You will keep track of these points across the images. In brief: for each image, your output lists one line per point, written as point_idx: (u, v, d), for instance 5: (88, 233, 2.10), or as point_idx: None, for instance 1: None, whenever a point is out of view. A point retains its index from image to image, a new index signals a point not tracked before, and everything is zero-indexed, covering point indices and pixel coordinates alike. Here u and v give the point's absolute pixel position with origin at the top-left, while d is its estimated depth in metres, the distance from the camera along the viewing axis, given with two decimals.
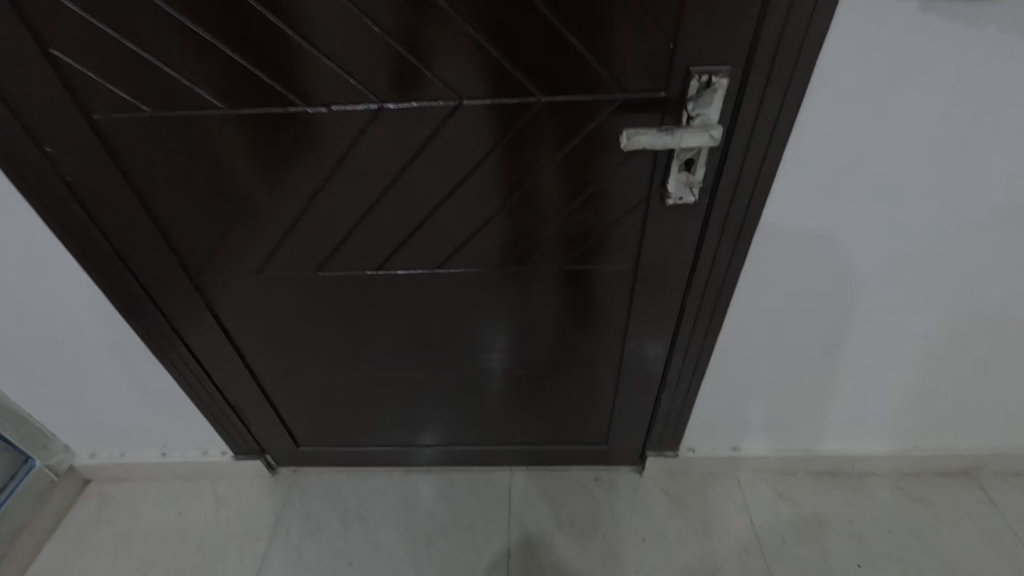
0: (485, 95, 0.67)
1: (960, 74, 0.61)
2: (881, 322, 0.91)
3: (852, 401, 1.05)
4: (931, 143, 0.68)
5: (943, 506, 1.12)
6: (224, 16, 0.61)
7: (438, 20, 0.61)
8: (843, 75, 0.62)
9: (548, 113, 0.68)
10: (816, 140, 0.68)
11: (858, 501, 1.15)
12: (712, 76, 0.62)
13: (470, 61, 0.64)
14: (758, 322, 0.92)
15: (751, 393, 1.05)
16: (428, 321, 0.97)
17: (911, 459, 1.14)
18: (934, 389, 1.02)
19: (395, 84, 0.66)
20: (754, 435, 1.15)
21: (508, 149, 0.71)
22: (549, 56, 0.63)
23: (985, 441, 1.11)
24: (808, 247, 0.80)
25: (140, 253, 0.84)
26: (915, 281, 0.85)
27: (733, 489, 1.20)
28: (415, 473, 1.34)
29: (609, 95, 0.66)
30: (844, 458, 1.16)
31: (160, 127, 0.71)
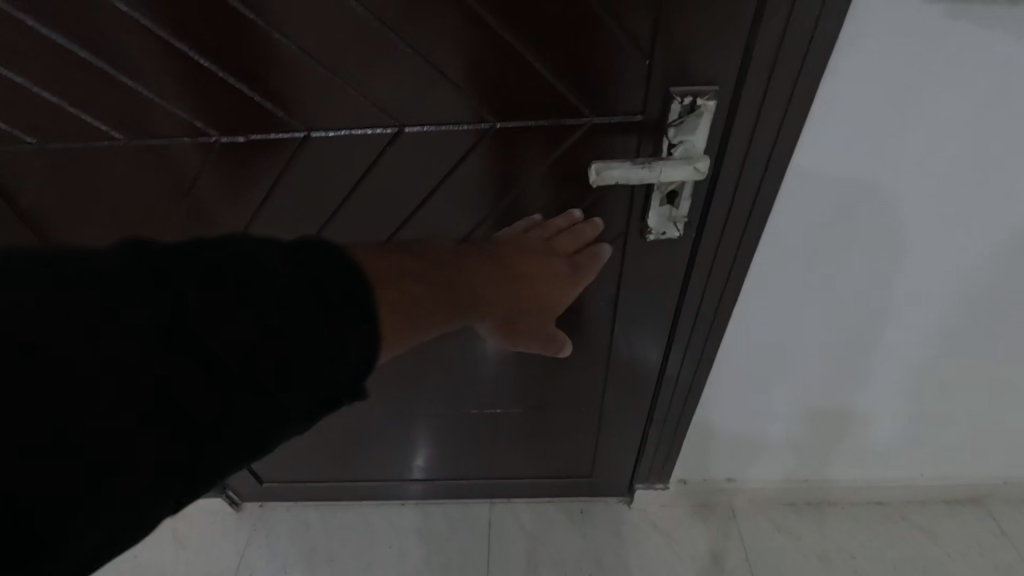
0: (433, 120, 0.58)
1: (991, 92, 0.52)
2: (888, 353, 0.83)
3: (854, 431, 0.97)
4: (951, 167, 0.59)
5: (950, 536, 1.05)
6: (112, 39, 0.52)
7: (370, 39, 0.52)
8: (851, 95, 0.53)
9: (503, 139, 0.60)
10: (819, 167, 0.59)
11: (859, 532, 1.08)
12: (696, 99, 0.53)
13: (411, 84, 0.56)
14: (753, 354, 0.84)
15: (746, 424, 0.98)
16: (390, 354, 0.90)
17: (915, 487, 1.07)
18: (942, 418, 0.94)
19: (322, 111, 0.58)
20: (748, 465, 1.07)
21: (462, 174, 0.63)
22: (508, 76, 0.55)
23: (996, 468, 1.03)
24: (809, 277, 0.72)
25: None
26: (926, 310, 0.77)
27: (726, 520, 1.13)
28: (390, 506, 1.26)
29: (574, 118, 0.57)
30: (844, 486, 1.09)
31: (55, 161, 0.62)
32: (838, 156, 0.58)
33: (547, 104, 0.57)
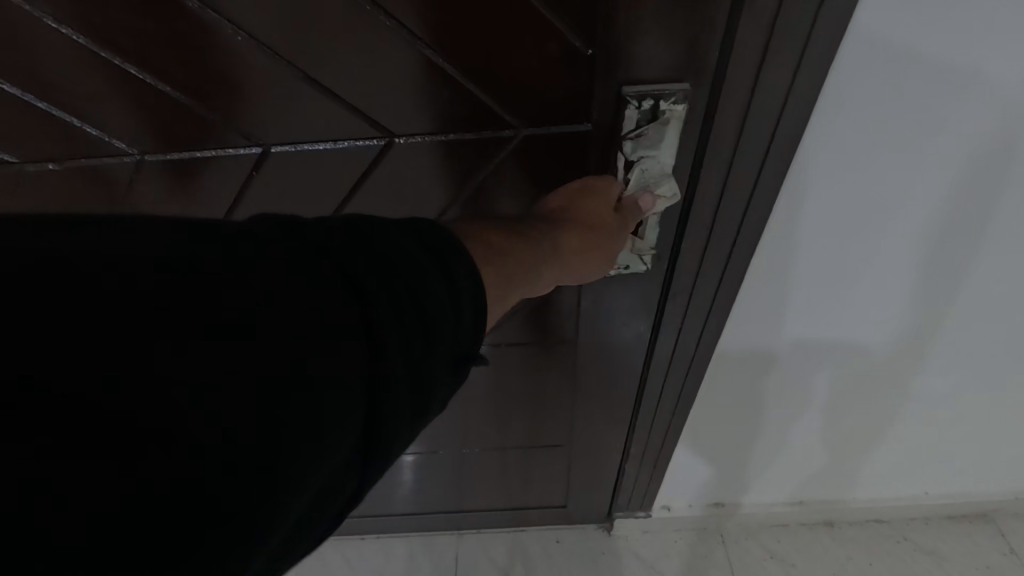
0: (325, 135, 0.47)
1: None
2: (896, 375, 0.73)
3: (852, 453, 0.88)
4: (979, 182, 0.49)
5: (956, 558, 0.97)
6: None
7: (213, 41, 0.42)
8: (857, 105, 0.42)
9: (411, 156, 0.49)
10: (820, 188, 0.48)
11: (858, 557, 0.99)
12: (660, 101, 0.42)
13: (283, 96, 0.45)
14: (740, 383, 0.74)
15: (734, 451, 0.88)
16: None
17: (918, 506, 0.98)
18: (952, 439, 0.85)
19: (161, 133, 0.48)
20: (739, 490, 0.97)
21: (366, 199, 0.52)
22: (412, 80, 0.44)
23: (1005, 484, 0.95)
24: (805, 309, 0.62)
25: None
26: (939, 333, 0.66)
27: (715, 548, 1.04)
28: (348, 542, 1.14)
29: (502, 131, 0.47)
30: (842, 508, 0.99)
31: None
32: (840, 177, 0.48)
33: (466, 111, 0.46)
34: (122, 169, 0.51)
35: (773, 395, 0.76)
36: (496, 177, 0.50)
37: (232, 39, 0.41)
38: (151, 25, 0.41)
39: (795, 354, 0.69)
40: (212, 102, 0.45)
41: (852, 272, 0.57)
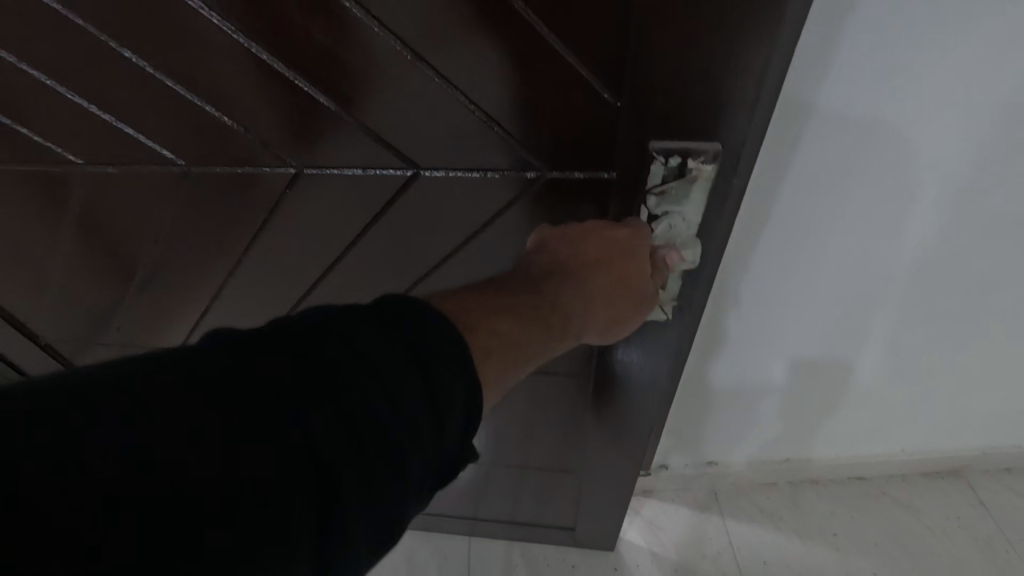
0: (352, 161, 0.51)
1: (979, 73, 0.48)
2: (875, 345, 0.80)
3: (838, 418, 0.96)
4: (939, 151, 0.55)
5: (930, 510, 1.08)
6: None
7: (258, 74, 0.46)
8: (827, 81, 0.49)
9: (437, 194, 0.53)
10: (797, 153, 0.55)
11: (840, 511, 1.10)
12: (687, 159, 0.44)
13: (315, 124, 0.49)
14: (733, 355, 0.81)
15: (730, 417, 0.96)
16: None
17: (896, 465, 1.08)
18: (926, 407, 0.93)
19: (208, 151, 0.53)
20: (732, 453, 1.08)
21: (392, 225, 0.56)
22: (433, 120, 0.47)
23: (977, 443, 1.04)
24: (789, 272, 0.69)
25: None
26: (912, 301, 0.74)
27: (710, 504, 1.14)
28: None
29: (524, 170, 0.50)
30: (830, 466, 1.09)
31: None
32: (815, 144, 0.54)
33: (483, 147, 0.49)
34: (170, 178, 0.57)
35: (754, 364, 0.83)
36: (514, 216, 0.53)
37: (273, 71, 0.46)
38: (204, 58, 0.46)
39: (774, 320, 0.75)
40: (263, 126, 0.50)
41: (820, 238, 0.64)
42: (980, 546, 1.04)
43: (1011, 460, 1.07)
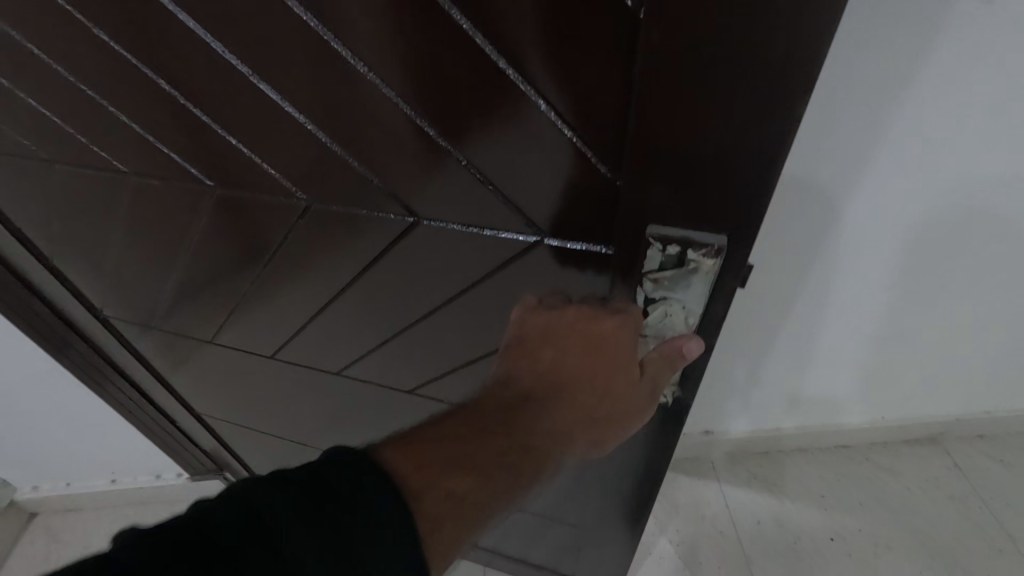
0: (356, 205, 0.53)
1: (953, 78, 0.61)
2: (856, 308, 0.94)
3: (829, 381, 1.08)
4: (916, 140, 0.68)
5: (911, 472, 1.19)
6: (50, 95, 0.53)
7: (283, 121, 0.47)
8: (833, 81, 0.61)
9: (437, 244, 0.55)
10: (804, 140, 0.67)
11: (829, 475, 1.21)
12: (685, 249, 0.42)
13: (327, 167, 0.50)
14: (737, 318, 0.93)
15: (729, 381, 1.08)
16: (366, 405, 0.94)
17: (881, 433, 1.20)
18: (902, 370, 1.07)
19: (228, 177, 0.56)
20: (729, 420, 1.19)
21: (400, 269, 0.60)
22: (440, 181, 0.47)
23: (951, 409, 1.16)
24: (789, 242, 0.81)
25: (63, 269, 0.82)
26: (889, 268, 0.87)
27: (708, 472, 1.26)
28: None
29: (519, 232, 0.49)
30: (822, 433, 1.20)
31: (39, 180, 0.66)
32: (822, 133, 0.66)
33: (484, 210, 0.49)
34: (200, 194, 0.60)
35: (749, 318, 0.94)
36: (508, 273, 0.55)
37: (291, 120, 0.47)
38: (231, 101, 0.47)
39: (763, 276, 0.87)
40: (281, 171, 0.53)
41: (809, 206, 0.75)
42: (957, 504, 1.16)
43: (984, 426, 1.20)
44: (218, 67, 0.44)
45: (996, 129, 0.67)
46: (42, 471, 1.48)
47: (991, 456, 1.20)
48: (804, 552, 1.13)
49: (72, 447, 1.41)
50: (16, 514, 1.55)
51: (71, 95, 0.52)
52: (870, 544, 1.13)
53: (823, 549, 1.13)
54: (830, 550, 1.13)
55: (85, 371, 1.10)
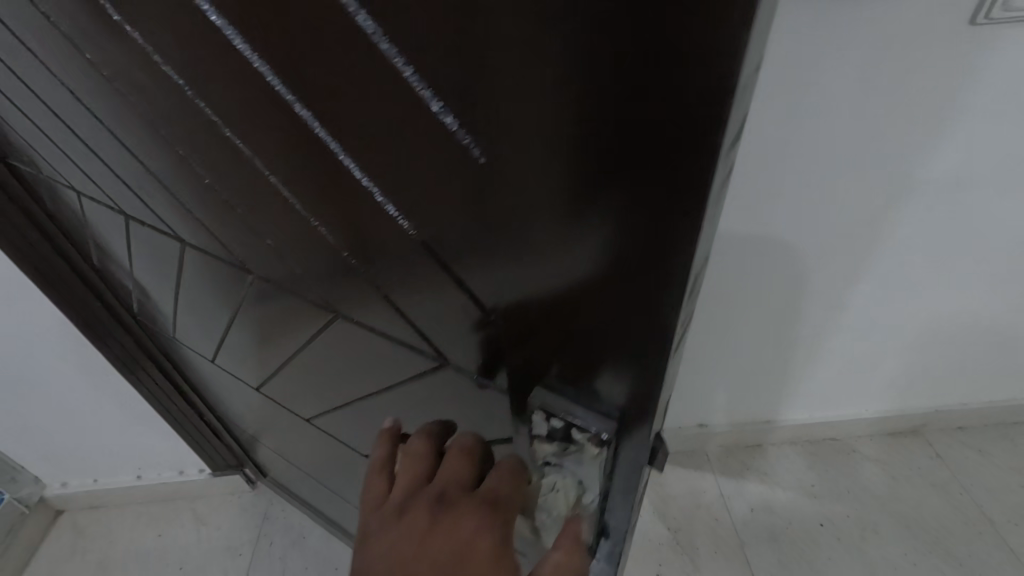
0: (286, 280, 0.57)
1: (884, 93, 0.74)
2: (824, 295, 1.05)
3: (808, 366, 1.19)
4: (857, 142, 0.80)
5: (892, 461, 1.28)
6: (85, 161, 0.61)
7: (214, 199, 0.51)
8: (784, 93, 0.73)
9: (365, 332, 0.57)
10: (757, 139, 0.79)
11: (817, 462, 1.30)
12: (570, 426, 0.46)
13: (252, 243, 0.54)
14: (717, 298, 1.04)
15: (716, 368, 1.18)
16: (340, 453, 0.95)
17: (865, 423, 1.30)
18: (878, 358, 1.18)
19: (189, 231, 0.61)
20: (721, 412, 1.27)
21: (342, 345, 0.63)
22: (342, 282, 0.51)
23: (928, 401, 1.27)
24: (754, 229, 0.92)
25: (116, 268, 0.92)
26: (848, 257, 0.98)
27: (702, 463, 1.33)
28: None
29: (419, 343, 0.52)
30: (809, 424, 1.30)
31: (97, 216, 0.77)
32: (773, 131, 0.78)
33: (380, 315, 0.52)
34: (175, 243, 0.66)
35: (722, 301, 1.04)
36: (432, 376, 0.57)
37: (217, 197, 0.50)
38: (177, 173, 0.50)
39: (731, 263, 0.98)
40: (236, 242, 0.56)
41: (770, 197, 0.86)
42: (940, 490, 1.23)
43: (961, 418, 1.29)
44: (165, 148, 0.48)
45: (924, 135, 0.80)
46: (71, 470, 1.55)
47: (967, 445, 1.29)
48: (794, 535, 1.20)
49: (101, 445, 1.48)
50: (45, 512, 1.62)
51: (90, 160, 0.60)
52: (857, 527, 1.20)
53: (812, 532, 1.20)
54: (819, 534, 1.20)
55: (132, 357, 1.21)
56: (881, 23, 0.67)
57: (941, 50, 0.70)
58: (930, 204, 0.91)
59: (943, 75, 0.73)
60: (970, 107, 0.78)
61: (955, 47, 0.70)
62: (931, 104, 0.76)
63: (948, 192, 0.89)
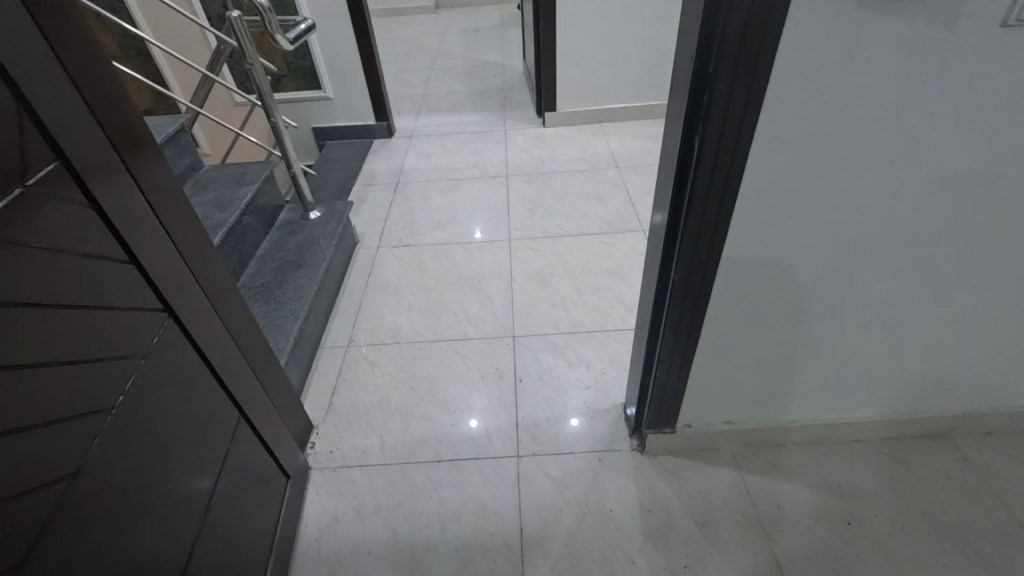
0: None
1: (917, 99, 0.78)
2: (857, 297, 1.08)
3: (832, 368, 1.22)
4: (889, 148, 0.84)
5: (922, 463, 1.31)
6: None
7: None
8: (815, 102, 0.76)
9: None
10: (792, 148, 0.82)
11: (841, 464, 1.33)
12: None
13: None
14: (747, 299, 1.07)
15: (742, 366, 1.21)
16: (183, 414, 0.96)
17: (889, 424, 1.34)
18: (904, 361, 1.21)
19: None
20: (743, 413, 1.32)
21: None
22: None
23: (956, 406, 1.30)
24: (786, 234, 0.95)
25: (169, 242, 0.95)
26: (880, 262, 1.02)
27: (728, 462, 1.36)
28: (442, 465, 1.45)
29: None
30: (834, 426, 1.34)
31: (91, 195, 0.77)
32: (805, 138, 0.81)
33: None
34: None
35: (750, 302, 1.08)
36: None
37: None
38: None
39: (765, 267, 1.01)
40: None
41: (805, 201, 0.90)
42: (963, 490, 1.25)
43: (989, 423, 1.33)
44: None
45: (954, 141, 0.84)
46: None
47: (995, 449, 1.32)
48: (822, 533, 1.21)
49: None
50: None
51: None
52: (885, 527, 1.21)
53: (840, 531, 1.21)
54: (847, 533, 1.21)
55: None
56: (916, 32, 0.71)
57: (972, 59, 0.74)
58: (962, 213, 0.94)
59: (974, 82, 0.77)
60: (1004, 111, 0.80)
61: (988, 49, 0.73)
62: (962, 109, 0.80)
63: (980, 197, 0.92)
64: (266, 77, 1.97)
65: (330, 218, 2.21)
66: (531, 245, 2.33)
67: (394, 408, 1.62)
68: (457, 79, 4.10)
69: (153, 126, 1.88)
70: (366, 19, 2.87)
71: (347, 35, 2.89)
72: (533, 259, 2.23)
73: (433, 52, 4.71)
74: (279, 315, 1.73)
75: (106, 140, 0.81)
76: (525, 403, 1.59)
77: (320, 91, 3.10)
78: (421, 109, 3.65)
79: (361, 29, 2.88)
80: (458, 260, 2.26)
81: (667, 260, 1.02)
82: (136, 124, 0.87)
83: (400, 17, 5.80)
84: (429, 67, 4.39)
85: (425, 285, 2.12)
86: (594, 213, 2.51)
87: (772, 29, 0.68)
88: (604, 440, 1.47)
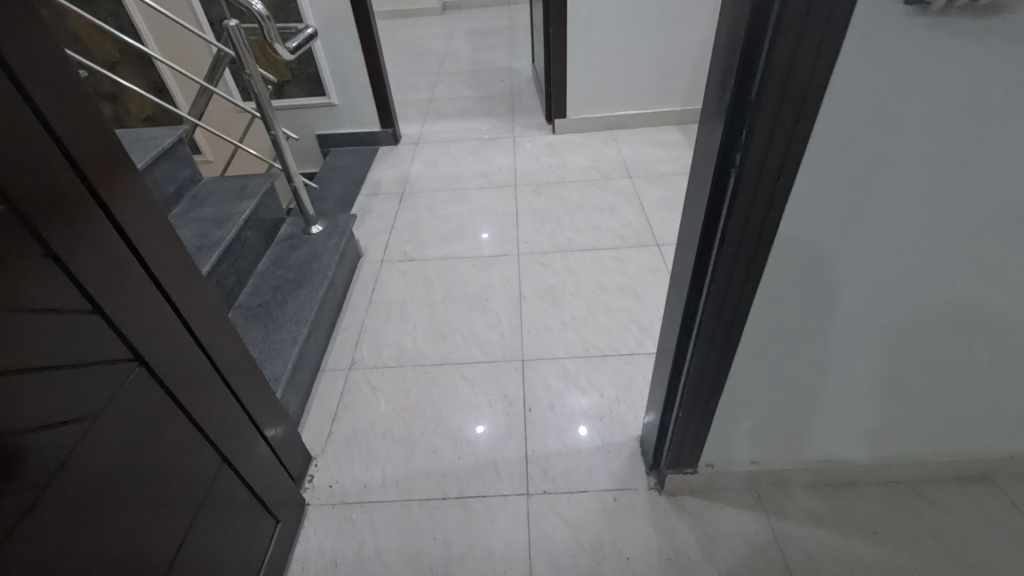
0: None
1: (985, 129, 0.69)
2: (901, 335, 0.99)
3: (869, 407, 1.13)
4: (948, 182, 0.75)
5: (964, 509, 1.21)
6: None
7: None
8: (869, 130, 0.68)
9: None
10: (840, 182, 0.73)
11: (876, 509, 1.23)
12: None
13: None
14: (780, 338, 0.98)
15: (772, 405, 1.12)
16: (152, 470, 0.87)
17: (927, 466, 1.24)
18: (948, 401, 1.12)
19: None
20: (770, 453, 1.23)
21: None
22: None
23: (1002, 448, 1.21)
24: (828, 271, 0.86)
25: (149, 279, 0.86)
26: (928, 299, 0.93)
27: (753, 505, 1.27)
28: (448, 503, 1.37)
29: None
30: (868, 466, 1.25)
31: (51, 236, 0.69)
32: (856, 170, 0.72)
33: None
34: None
35: (784, 340, 0.99)
36: None
37: None
38: None
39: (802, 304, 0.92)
40: None
41: (851, 237, 0.81)
42: (1010, 541, 1.16)
43: None
44: None
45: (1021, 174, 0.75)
46: None
47: None
48: None
49: None
50: None
51: None
52: None
53: None
54: None
55: None
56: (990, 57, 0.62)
57: None
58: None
59: None
60: None
61: None
62: None
63: None
64: (266, 87, 1.89)
65: (333, 232, 2.13)
66: (542, 259, 2.24)
67: (398, 438, 1.54)
68: (464, 84, 4.02)
69: (149, 139, 1.80)
70: (371, 24, 2.79)
71: (352, 41, 2.82)
72: (543, 275, 2.14)
73: (440, 55, 4.63)
74: (278, 338, 1.65)
75: (71, 166, 0.72)
76: (535, 434, 1.51)
77: (324, 98, 3.02)
78: (427, 115, 3.57)
79: (365, 34, 2.80)
80: (465, 275, 2.18)
81: (695, 296, 0.93)
82: (113, 150, 0.79)
83: (406, 20, 5.72)
84: (435, 72, 4.30)
85: (431, 303, 2.04)
86: (607, 225, 2.42)
87: (828, 51, 0.59)
88: (620, 477, 1.38)
